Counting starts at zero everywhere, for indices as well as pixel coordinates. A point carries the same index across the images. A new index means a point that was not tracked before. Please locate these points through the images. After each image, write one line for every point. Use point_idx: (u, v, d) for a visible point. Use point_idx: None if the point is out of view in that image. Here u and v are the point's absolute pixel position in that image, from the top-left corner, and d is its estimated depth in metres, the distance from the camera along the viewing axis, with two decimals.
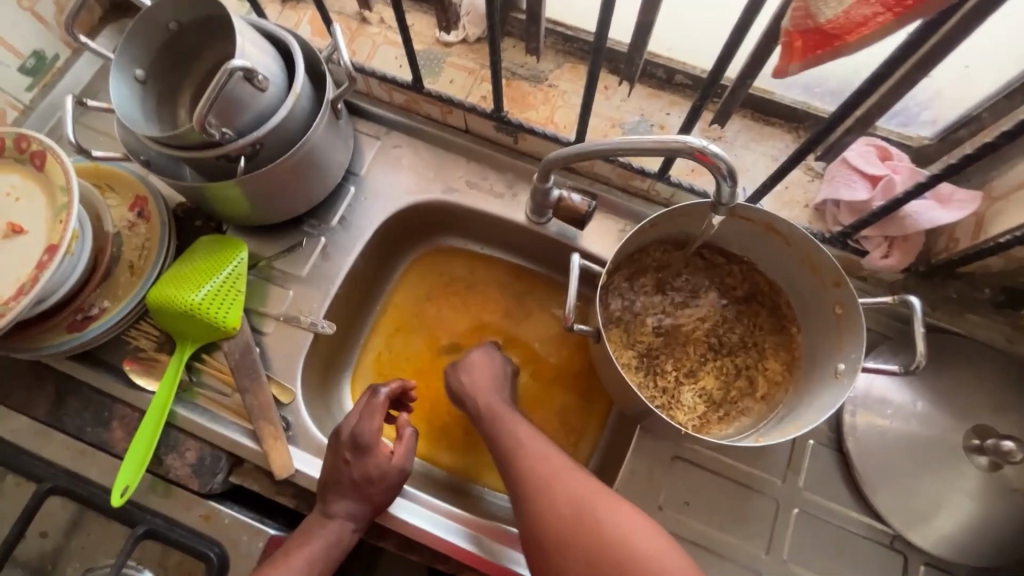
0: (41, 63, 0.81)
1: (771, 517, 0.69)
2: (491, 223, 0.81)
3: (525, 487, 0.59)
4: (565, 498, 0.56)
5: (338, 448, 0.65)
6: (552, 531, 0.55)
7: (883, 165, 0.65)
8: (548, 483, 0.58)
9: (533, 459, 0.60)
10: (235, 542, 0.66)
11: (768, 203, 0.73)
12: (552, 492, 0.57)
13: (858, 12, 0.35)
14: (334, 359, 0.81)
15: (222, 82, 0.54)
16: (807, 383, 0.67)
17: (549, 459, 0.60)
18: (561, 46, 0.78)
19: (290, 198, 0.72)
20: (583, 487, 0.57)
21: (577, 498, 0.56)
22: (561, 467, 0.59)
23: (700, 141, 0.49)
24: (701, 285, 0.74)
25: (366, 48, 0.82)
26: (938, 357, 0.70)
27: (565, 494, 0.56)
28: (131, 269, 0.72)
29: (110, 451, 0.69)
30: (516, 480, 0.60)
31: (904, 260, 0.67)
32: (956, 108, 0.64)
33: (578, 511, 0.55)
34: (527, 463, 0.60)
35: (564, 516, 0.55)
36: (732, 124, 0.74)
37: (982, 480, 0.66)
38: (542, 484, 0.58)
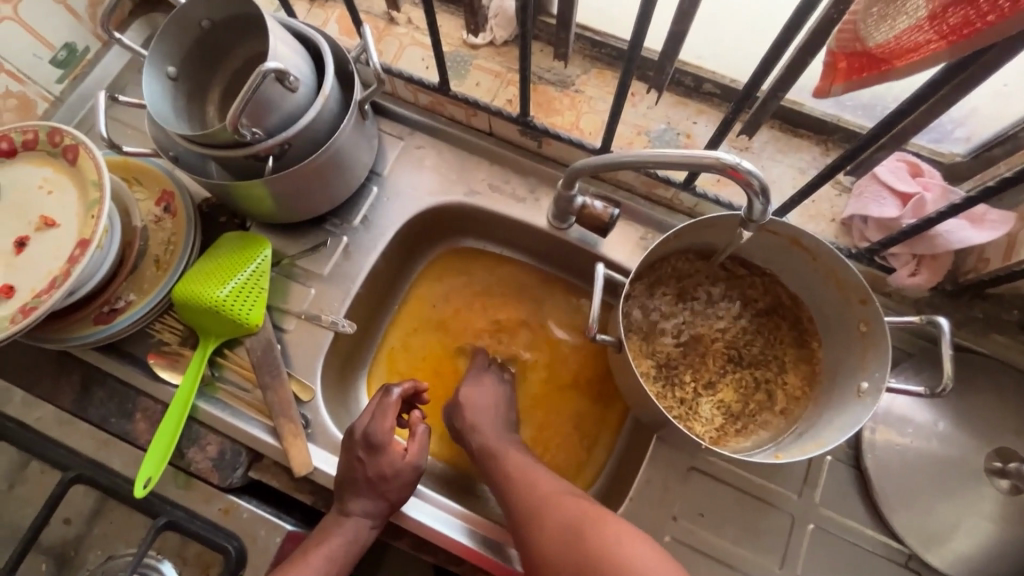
0: (72, 56, 0.81)
1: (786, 531, 0.69)
2: (512, 227, 0.81)
3: (523, 510, 0.60)
4: (562, 517, 0.57)
5: (352, 447, 0.65)
6: (546, 554, 0.56)
7: (914, 182, 0.64)
8: (545, 504, 0.59)
9: (531, 484, 0.62)
10: (252, 537, 0.66)
11: (793, 215, 0.73)
12: (550, 511, 0.58)
13: (909, 38, 0.35)
14: (353, 357, 0.82)
15: (255, 84, 0.54)
16: (828, 398, 0.66)
17: (548, 482, 0.62)
18: (590, 51, 0.78)
19: (314, 197, 0.72)
20: (580, 505, 0.58)
21: (574, 515, 0.57)
22: (559, 489, 0.60)
23: (733, 158, 0.49)
24: (722, 296, 0.74)
25: (393, 48, 0.82)
26: (962, 377, 0.70)
27: (562, 512, 0.58)
28: (156, 264, 0.73)
29: (132, 442, 0.70)
30: (515, 506, 0.62)
31: (933, 278, 0.67)
32: (991, 127, 0.62)
33: (575, 528, 0.56)
34: (526, 490, 0.62)
35: (558, 536, 0.56)
36: (760, 135, 0.73)
37: (1002, 503, 0.66)
38: (540, 506, 0.59)
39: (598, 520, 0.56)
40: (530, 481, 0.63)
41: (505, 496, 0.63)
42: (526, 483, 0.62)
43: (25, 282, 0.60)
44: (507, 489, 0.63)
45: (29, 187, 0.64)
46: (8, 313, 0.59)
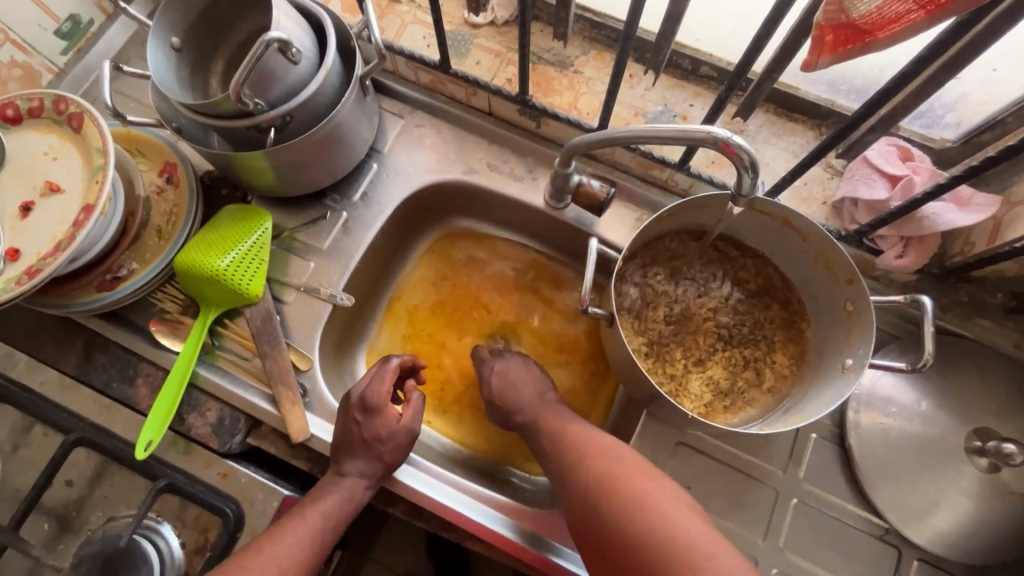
0: (76, 28, 0.82)
1: (771, 503, 0.71)
2: (508, 206, 0.82)
3: (562, 468, 0.62)
4: (594, 471, 0.58)
5: (347, 410, 0.68)
6: (578, 508, 0.58)
7: (904, 165, 0.66)
8: (578, 460, 0.60)
9: (567, 443, 0.63)
10: (250, 501, 0.67)
11: (786, 198, 0.74)
12: (582, 468, 0.59)
13: (891, 8, 0.35)
14: (350, 331, 0.83)
15: (258, 53, 0.55)
16: (815, 376, 0.68)
17: (585, 437, 0.63)
18: (589, 32, 0.79)
19: (316, 171, 0.73)
20: (609, 460, 0.59)
21: (603, 471, 0.57)
22: (594, 445, 0.61)
23: (725, 133, 0.50)
24: (714, 276, 0.75)
25: (395, 26, 0.82)
26: (945, 359, 0.71)
27: (594, 466, 0.58)
28: (159, 234, 0.74)
29: (134, 407, 0.72)
30: (556, 464, 0.63)
31: (919, 261, 0.68)
32: (980, 112, 0.64)
33: (603, 481, 0.56)
34: (561, 449, 0.63)
35: (588, 489, 0.57)
36: (755, 118, 0.74)
37: (981, 481, 0.67)
38: (571, 462, 0.61)
39: (626, 475, 0.56)
40: (565, 441, 0.64)
41: (548, 458, 0.65)
42: (563, 443, 0.64)
43: (30, 246, 0.61)
44: (548, 449, 0.65)
45: (34, 154, 0.65)
46: (13, 275, 0.60)
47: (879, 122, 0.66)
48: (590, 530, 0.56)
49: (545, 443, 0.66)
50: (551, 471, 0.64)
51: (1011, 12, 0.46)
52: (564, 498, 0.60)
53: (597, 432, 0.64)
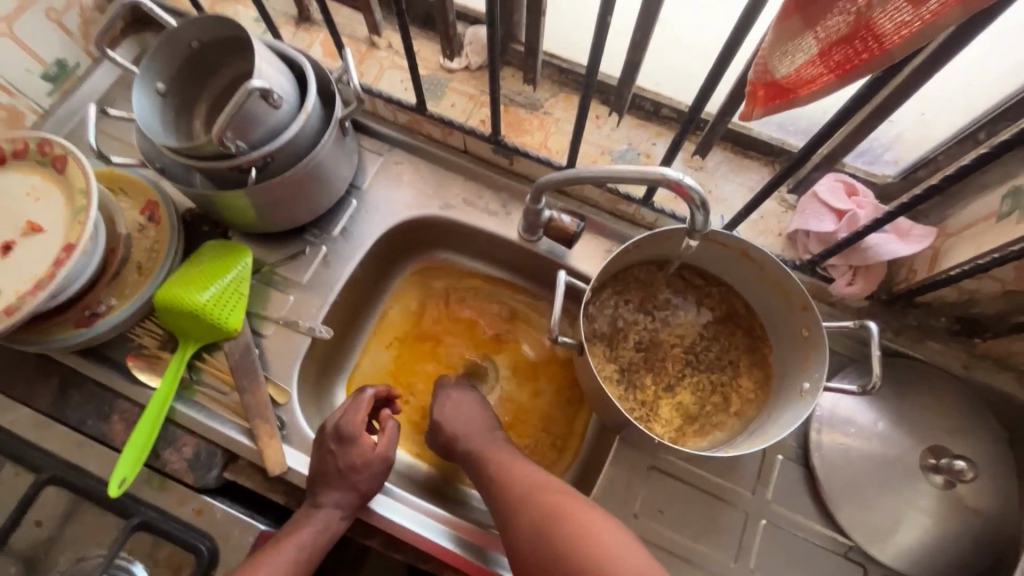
0: (62, 71, 0.84)
1: (740, 526, 0.72)
2: (483, 239, 0.85)
3: (506, 505, 0.63)
4: (543, 505, 0.60)
5: (323, 440, 0.69)
6: (522, 544, 0.60)
7: (849, 200, 0.70)
8: (523, 499, 0.62)
9: (512, 480, 0.65)
10: (226, 537, 0.68)
11: (744, 230, 0.78)
12: (530, 502, 0.61)
13: (805, 71, 0.38)
14: (329, 363, 0.84)
15: (241, 100, 0.58)
16: (777, 399, 0.71)
17: (531, 475, 0.65)
18: (558, 77, 0.83)
19: (296, 207, 0.76)
20: (557, 496, 0.61)
21: (551, 505, 0.60)
22: (540, 482, 0.63)
23: (677, 174, 0.54)
24: (681, 304, 0.78)
25: (374, 70, 0.86)
26: (897, 380, 0.75)
27: (543, 501, 0.61)
28: (139, 270, 0.76)
29: (108, 443, 0.72)
30: (498, 501, 0.65)
31: (868, 288, 0.72)
32: (916, 150, 0.69)
33: (552, 517, 0.59)
34: (510, 485, 0.65)
35: (538, 524, 0.59)
36: (713, 156, 0.79)
37: (938, 497, 0.70)
38: (522, 497, 0.62)
39: (573, 507, 0.59)
40: (514, 478, 0.65)
41: (491, 494, 0.66)
42: (511, 480, 0.65)
43: (10, 284, 0.63)
44: (491, 485, 0.66)
45: (17, 194, 0.67)
46: None
47: (823, 160, 0.71)
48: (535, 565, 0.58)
49: (489, 478, 0.67)
50: (494, 511, 0.65)
51: (939, 52, 0.51)
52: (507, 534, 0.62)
53: (541, 472, 0.65)
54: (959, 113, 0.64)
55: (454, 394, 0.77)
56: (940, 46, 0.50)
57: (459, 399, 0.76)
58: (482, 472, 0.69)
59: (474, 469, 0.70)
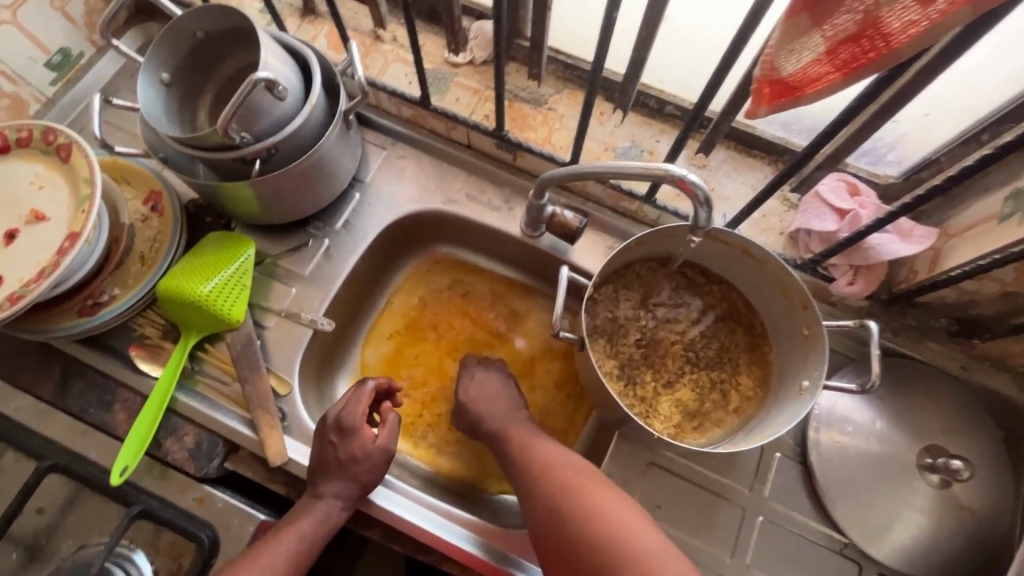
0: (66, 60, 0.84)
1: (737, 522, 0.73)
2: (486, 234, 0.86)
3: (526, 479, 0.65)
4: (559, 481, 0.62)
5: (323, 431, 0.69)
6: (539, 516, 0.62)
7: (851, 200, 0.71)
8: (541, 473, 0.64)
9: (531, 458, 0.66)
10: (226, 527, 0.68)
11: (745, 228, 0.79)
12: (547, 477, 0.63)
13: (812, 69, 0.38)
14: (330, 355, 0.85)
15: (246, 91, 0.58)
16: (776, 397, 0.71)
17: (550, 451, 0.66)
18: (563, 73, 0.83)
19: (299, 199, 0.76)
20: (573, 473, 0.63)
21: (566, 481, 0.62)
22: (559, 458, 0.65)
23: (681, 171, 0.54)
24: (683, 301, 0.79)
25: (378, 63, 0.86)
26: (895, 380, 0.76)
27: (559, 478, 0.62)
28: (141, 260, 0.76)
29: (110, 432, 0.72)
30: (520, 476, 0.66)
31: (869, 288, 0.73)
32: (919, 151, 0.70)
33: (566, 493, 0.60)
34: (528, 463, 0.66)
35: (553, 500, 0.61)
36: (716, 154, 0.80)
37: (933, 497, 0.71)
38: (539, 473, 0.64)
39: (587, 486, 0.61)
40: (533, 455, 0.67)
41: (514, 471, 0.68)
42: (530, 456, 0.67)
43: (14, 273, 0.63)
44: (514, 462, 0.68)
45: (21, 182, 0.67)
46: None
47: (826, 160, 0.71)
48: (549, 538, 0.60)
49: (512, 456, 0.69)
50: (516, 485, 0.66)
51: (946, 52, 0.51)
52: (526, 508, 0.64)
53: (559, 448, 0.67)
54: (962, 114, 0.64)
55: (479, 376, 0.77)
56: (946, 46, 0.51)
57: (484, 382, 0.76)
58: (506, 452, 0.69)
59: (500, 448, 0.71)
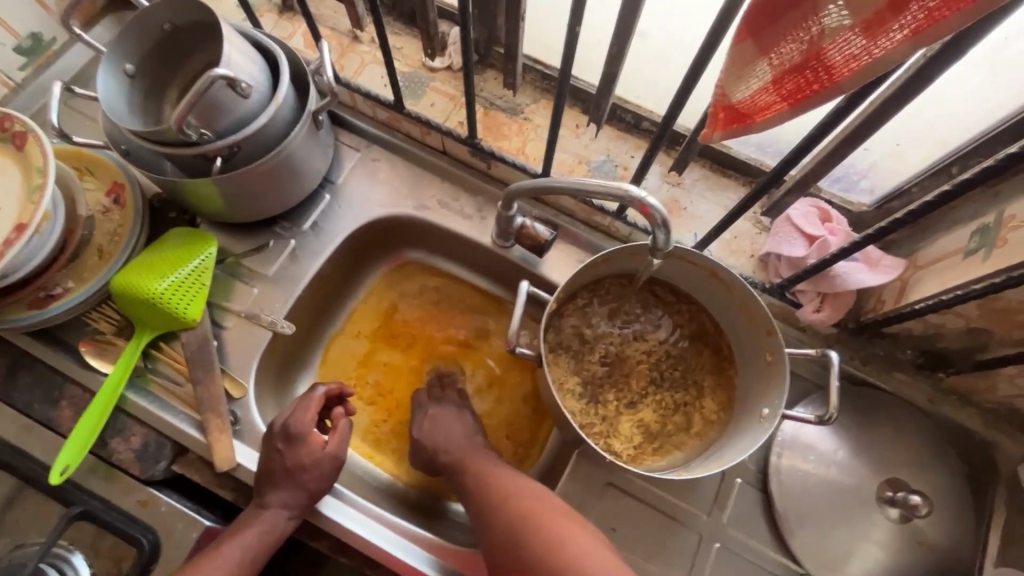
0: (37, 45, 0.83)
1: (693, 549, 0.72)
2: (457, 242, 0.84)
3: (483, 510, 0.64)
4: (515, 511, 0.61)
5: (271, 438, 0.68)
6: (495, 548, 0.61)
7: (822, 226, 0.70)
8: (495, 501, 0.63)
9: (487, 487, 0.65)
10: (169, 532, 0.66)
11: (716, 249, 0.78)
12: (503, 508, 0.62)
13: (760, 98, 0.38)
14: (292, 359, 0.83)
15: (202, 88, 0.57)
16: (737, 423, 0.70)
17: (506, 479, 0.65)
18: (540, 82, 0.82)
19: (265, 199, 0.74)
20: (528, 502, 0.61)
21: (521, 511, 0.60)
22: (515, 486, 0.64)
23: (640, 193, 0.53)
24: (651, 320, 0.77)
25: (354, 64, 0.85)
26: (860, 410, 0.75)
27: (514, 508, 0.61)
28: (99, 253, 0.74)
29: (55, 429, 0.70)
30: (475, 506, 0.65)
31: (835, 316, 0.72)
32: (892, 180, 0.69)
33: (521, 525, 0.59)
34: (485, 490, 0.65)
35: (508, 532, 0.60)
36: (691, 172, 0.79)
37: (893, 531, 0.70)
38: (495, 502, 0.63)
39: (541, 515, 0.59)
40: (490, 484, 0.66)
41: (470, 502, 0.66)
42: (486, 485, 0.66)
43: None
44: (470, 494, 0.67)
45: None
46: None
47: (796, 184, 0.71)
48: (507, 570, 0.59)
49: (468, 486, 0.68)
50: (473, 514, 0.65)
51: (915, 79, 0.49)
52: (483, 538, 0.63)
53: (514, 475, 0.66)
54: (932, 146, 0.63)
55: (432, 411, 0.76)
56: (913, 74, 0.50)
57: (437, 417, 0.75)
58: (462, 484, 0.69)
59: (456, 482, 0.70)
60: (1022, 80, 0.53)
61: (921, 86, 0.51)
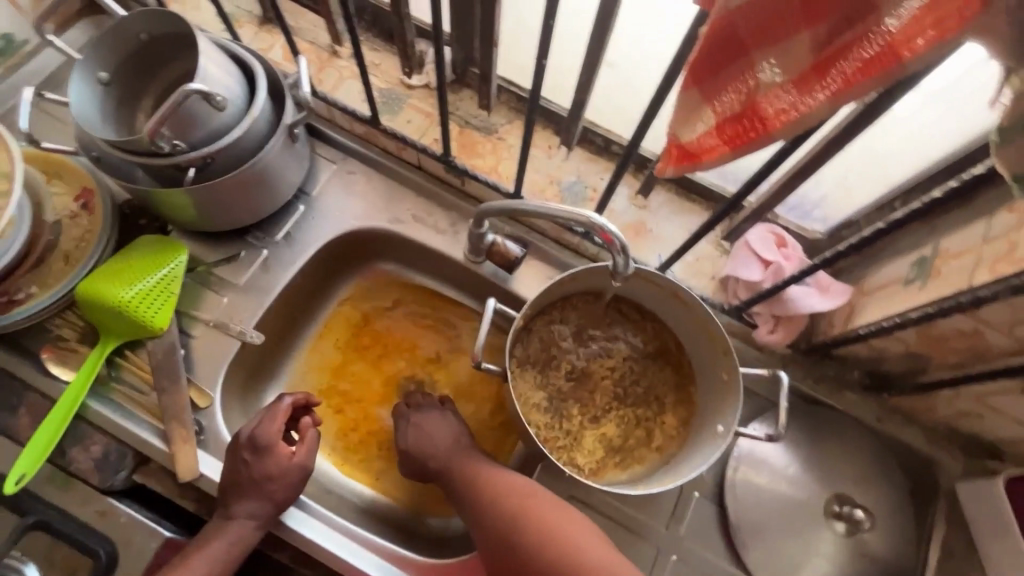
0: (9, 46, 0.82)
1: (651, 561, 0.74)
2: (430, 255, 0.85)
3: (475, 504, 0.67)
4: (509, 506, 0.64)
5: (236, 449, 0.67)
6: (491, 538, 0.64)
7: (777, 252, 0.73)
8: (492, 494, 0.66)
9: (477, 483, 0.68)
10: (128, 542, 0.66)
11: (679, 270, 0.81)
12: (496, 503, 0.65)
13: (705, 140, 0.40)
14: (260, 368, 0.83)
15: (176, 101, 0.58)
16: (694, 440, 0.73)
17: (494, 476, 0.68)
18: (514, 103, 0.85)
19: (238, 209, 0.75)
20: (521, 497, 0.65)
21: (516, 505, 0.64)
22: (505, 483, 0.67)
23: (602, 221, 0.55)
24: (617, 337, 0.79)
25: (332, 79, 0.87)
26: (812, 428, 0.78)
27: (509, 503, 0.65)
28: (65, 259, 0.73)
29: (12, 437, 0.69)
30: (467, 499, 0.68)
31: (788, 337, 0.75)
32: (842, 210, 0.73)
33: (518, 518, 0.63)
34: (475, 486, 0.68)
35: (505, 526, 0.63)
36: (657, 196, 0.82)
37: (840, 544, 0.73)
38: (487, 498, 0.67)
39: (535, 508, 0.64)
40: (479, 481, 0.68)
41: (459, 497, 0.70)
42: (475, 483, 0.69)
43: None
44: (459, 490, 0.69)
45: None
46: None
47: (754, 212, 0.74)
48: (502, 557, 0.63)
49: (456, 483, 0.70)
50: (464, 509, 0.68)
51: (856, 122, 0.53)
52: (478, 530, 0.66)
53: (505, 469, 0.70)
54: (876, 181, 0.68)
55: (415, 420, 0.75)
56: (852, 119, 0.54)
57: (421, 425, 0.75)
58: (450, 483, 0.71)
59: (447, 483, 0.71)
60: (953, 125, 0.57)
61: (851, 135, 0.55)
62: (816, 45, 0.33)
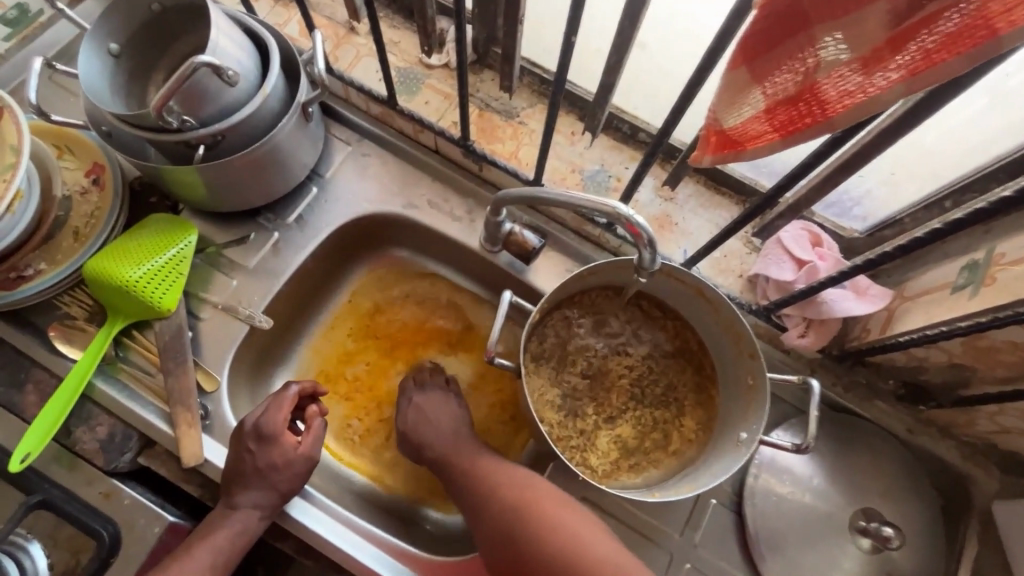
0: (23, 15, 0.81)
1: (664, 568, 0.71)
2: (444, 243, 0.82)
3: (474, 499, 0.65)
4: (509, 501, 0.62)
5: (242, 437, 0.65)
6: (493, 532, 0.61)
7: (812, 251, 0.69)
8: (494, 488, 0.64)
9: (477, 476, 0.66)
10: (130, 525, 0.65)
11: (705, 266, 0.77)
12: (495, 497, 0.63)
13: (752, 126, 0.38)
14: (268, 353, 0.81)
15: (184, 74, 0.55)
16: (714, 446, 0.70)
17: (494, 470, 0.66)
18: (538, 86, 0.81)
19: (250, 190, 0.72)
20: (523, 490, 0.62)
21: (516, 498, 0.62)
22: (505, 478, 0.64)
23: (628, 212, 0.52)
24: (636, 334, 0.76)
25: (349, 56, 0.84)
26: (839, 437, 0.74)
27: (509, 497, 0.62)
28: (75, 235, 0.72)
29: (18, 415, 0.68)
30: (468, 494, 0.66)
31: (819, 342, 0.71)
32: (884, 208, 0.68)
33: (518, 513, 0.60)
34: (474, 481, 0.66)
35: (505, 521, 0.61)
36: (685, 188, 0.78)
37: (864, 561, 0.70)
38: (487, 492, 0.64)
39: (536, 502, 0.61)
40: (479, 474, 0.66)
41: (459, 493, 0.67)
42: (474, 477, 0.66)
43: None
44: (459, 484, 0.67)
45: None
46: None
47: (788, 208, 0.70)
48: (505, 551, 0.60)
49: (457, 477, 0.68)
50: (463, 504, 0.66)
51: (910, 113, 0.49)
52: (478, 525, 0.63)
53: (507, 463, 0.67)
54: (927, 178, 0.63)
55: (418, 401, 0.74)
56: (910, 107, 0.48)
57: (426, 407, 0.74)
58: (451, 477, 0.68)
59: (448, 478, 0.69)
60: None
61: (912, 124, 0.49)
62: (892, 18, 0.29)
